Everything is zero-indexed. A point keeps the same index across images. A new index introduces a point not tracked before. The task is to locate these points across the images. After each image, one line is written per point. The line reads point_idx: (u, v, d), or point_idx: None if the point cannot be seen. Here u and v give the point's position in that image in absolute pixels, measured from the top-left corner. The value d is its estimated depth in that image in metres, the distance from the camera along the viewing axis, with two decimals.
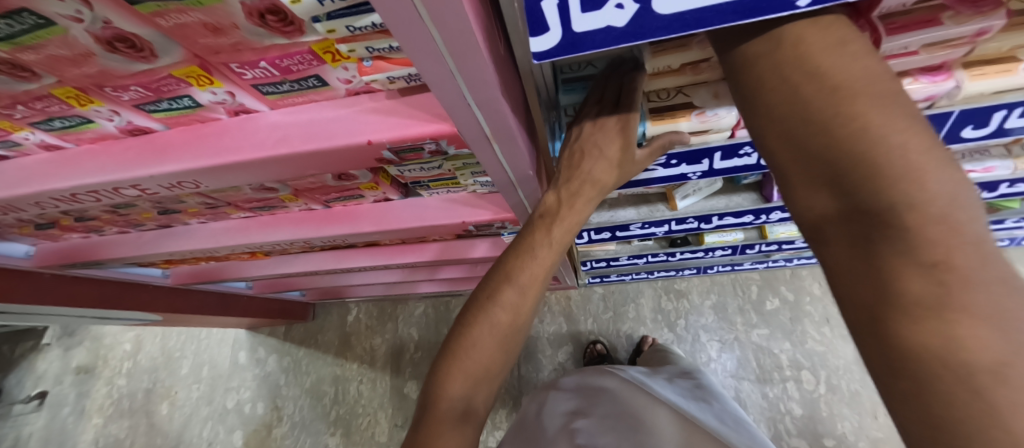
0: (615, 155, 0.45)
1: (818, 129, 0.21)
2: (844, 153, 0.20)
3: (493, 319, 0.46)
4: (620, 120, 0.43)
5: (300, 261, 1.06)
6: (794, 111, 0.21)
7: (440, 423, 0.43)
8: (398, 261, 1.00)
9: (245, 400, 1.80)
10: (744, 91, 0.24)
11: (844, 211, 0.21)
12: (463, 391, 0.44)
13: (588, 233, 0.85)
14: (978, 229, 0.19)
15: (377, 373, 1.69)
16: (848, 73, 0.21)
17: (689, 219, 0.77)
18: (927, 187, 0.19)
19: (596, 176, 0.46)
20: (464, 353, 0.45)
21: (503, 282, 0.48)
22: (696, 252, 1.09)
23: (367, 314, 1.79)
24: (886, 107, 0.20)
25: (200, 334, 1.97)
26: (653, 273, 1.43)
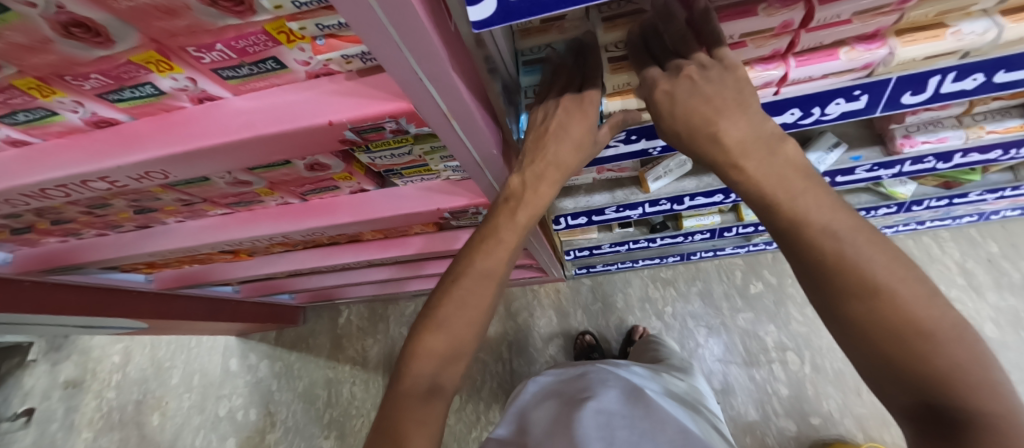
0: (578, 135, 0.46)
1: (841, 281, 0.30)
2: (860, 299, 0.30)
3: (457, 301, 0.47)
4: (580, 102, 0.45)
5: (285, 260, 1.06)
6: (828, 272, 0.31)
7: (409, 402, 0.44)
8: (381, 256, 1.00)
9: (237, 407, 1.78)
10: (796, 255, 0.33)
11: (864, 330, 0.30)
12: (431, 372, 0.45)
13: (565, 219, 0.86)
14: (937, 311, 0.29)
15: (370, 375, 1.68)
16: (838, 234, 0.31)
17: (662, 200, 0.79)
18: (905, 300, 0.29)
19: (559, 158, 0.47)
20: (430, 335, 0.46)
21: (463, 273, 0.49)
22: (676, 237, 1.11)
23: (358, 315, 1.79)
24: (869, 253, 0.30)
25: (190, 343, 1.95)
26: (638, 262, 1.45)
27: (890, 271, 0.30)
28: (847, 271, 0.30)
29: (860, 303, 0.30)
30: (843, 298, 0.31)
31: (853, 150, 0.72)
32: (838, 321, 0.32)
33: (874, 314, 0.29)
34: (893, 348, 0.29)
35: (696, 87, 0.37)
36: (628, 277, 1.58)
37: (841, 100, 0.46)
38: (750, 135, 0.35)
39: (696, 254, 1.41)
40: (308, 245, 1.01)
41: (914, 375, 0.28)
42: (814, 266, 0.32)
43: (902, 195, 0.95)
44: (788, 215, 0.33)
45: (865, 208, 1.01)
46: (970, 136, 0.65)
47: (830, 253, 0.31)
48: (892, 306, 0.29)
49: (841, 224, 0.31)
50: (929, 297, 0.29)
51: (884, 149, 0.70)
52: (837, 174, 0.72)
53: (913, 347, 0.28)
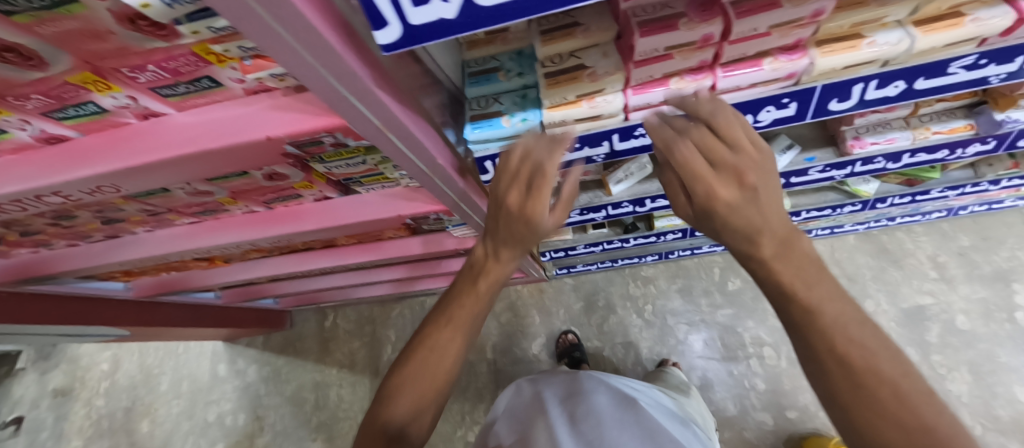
0: (528, 225, 0.44)
1: (853, 376, 0.33)
2: (868, 392, 0.33)
3: (426, 357, 0.50)
4: (533, 202, 0.41)
5: (261, 266, 1.07)
6: (842, 366, 0.34)
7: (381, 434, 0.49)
8: (357, 261, 1.01)
9: (225, 412, 1.77)
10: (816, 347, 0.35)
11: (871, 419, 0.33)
12: (405, 412, 0.49)
13: None
14: (925, 403, 0.33)
15: (357, 377, 1.68)
16: (844, 328, 0.34)
17: (623, 202, 0.80)
18: (901, 393, 0.33)
19: (507, 240, 0.47)
20: (406, 377, 0.50)
21: (435, 327, 0.52)
22: (648, 237, 1.12)
23: (345, 318, 1.77)
24: (872, 348, 0.34)
25: (178, 349, 1.93)
26: (617, 261, 1.47)
27: (891, 368, 0.33)
28: (856, 365, 0.33)
29: (868, 397, 0.33)
30: (848, 390, 0.34)
31: (807, 151, 0.73)
32: (841, 409, 0.35)
33: (881, 410, 0.33)
34: (898, 444, 0.32)
35: (751, 194, 0.34)
36: (609, 276, 1.59)
37: (771, 108, 0.47)
38: (776, 228, 0.36)
39: (673, 253, 1.43)
40: (283, 251, 1.02)
41: None
42: (822, 351, 0.35)
43: (866, 193, 0.97)
44: (812, 312, 0.35)
45: (830, 207, 1.03)
46: (917, 136, 0.67)
47: (839, 349, 0.34)
48: (894, 404, 0.33)
49: (852, 322, 0.35)
50: (919, 389, 0.33)
51: (837, 150, 0.72)
52: (789, 175, 0.74)
53: (908, 426, 0.32)
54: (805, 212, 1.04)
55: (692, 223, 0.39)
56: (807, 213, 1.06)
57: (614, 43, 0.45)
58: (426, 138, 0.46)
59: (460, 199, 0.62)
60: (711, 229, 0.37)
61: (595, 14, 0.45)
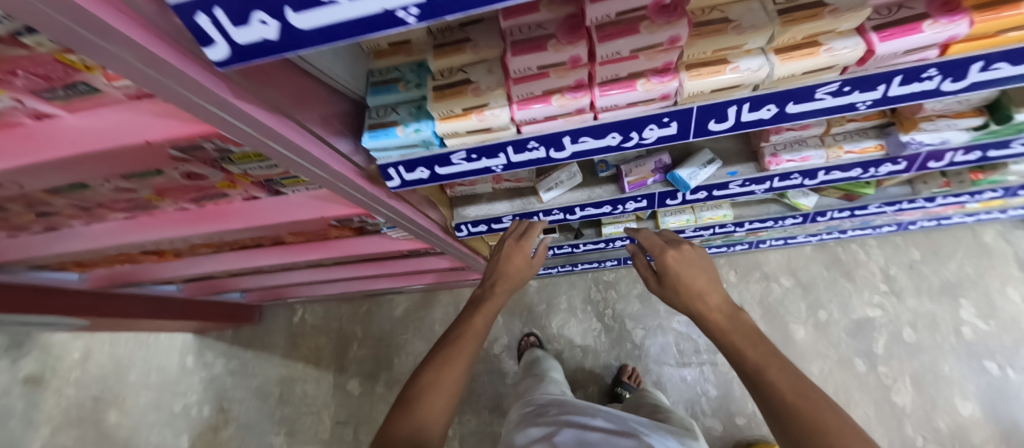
0: (519, 261, 0.78)
1: (774, 389, 0.50)
2: (783, 399, 0.49)
3: (436, 365, 0.64)
4: (525, 240, 0.79)
5: (214, 260, 1.09)
6: (766, 383, 0.51)
7: (437, 395, 0.61)
8: (305, 258, 1.03)
9: (192, 404, 1.77)
10: (763, 377, 0.51)
11: (786, 420, 0.48)
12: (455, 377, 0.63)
13: (466, 226, 0.87)
14: (825, 405, 0.48)
15: (321, 373, 1.68)
16: (766, 361, 0.53)
17: (553, 209, 0.81)
18: (805, 395, 0.48)
19: (511, 270, 0.77)
20: (459, 352, 0.66)
21: (447, 343, 0.68)
22: (598, 243, 1.13)
23: (312, 314, 1.78)
24: (786, 373, 0.51)
25: (149, 340, 1.91)
26: (577, 266, 1.48)
27: (796, 390, 0.49)
28: (774, 382, 0.50)
29: (791, 406, 0.48)
30: (775, 406, 0.49)
31: (730, 166, 0.75)
32: (779, 422, 0.49)
33: (797, 412, 0.47)
34: (806, 431, 0.46)
35: (688, 263, 0.66)
36: (572, 280, 1.60)
37: (654, 126, 0.49)
38: (706, 288, 0.63)
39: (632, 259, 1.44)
40: (232, 246, 1.02)
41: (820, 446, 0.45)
42: (761, 380, 0.52)
43: (805, 206, 0.99)
44: (741, 353, 0.55)
45: (774, 219, 1.04)
46: (830, 155, 0.69)
47: (762, 377, 0.52)
48: (806, 412, 0.47)
49: (775, 358, 0.53)
50: (824, 400, 0.48)
51: (757, 165, 0.74)
52: (712, 188, 0.75)
53: (814, 421, 0.46)
54: (750, 223, 1.06)
55: (658, 289, 0.69)
56: (753, 224, 1.07)
57: (501, 60, 0.47)
58: (308, 142, 0.47)
59: (366, 200, 0.62)
60: (666, 290, 0.67)
61: (485, 30, 0.47)
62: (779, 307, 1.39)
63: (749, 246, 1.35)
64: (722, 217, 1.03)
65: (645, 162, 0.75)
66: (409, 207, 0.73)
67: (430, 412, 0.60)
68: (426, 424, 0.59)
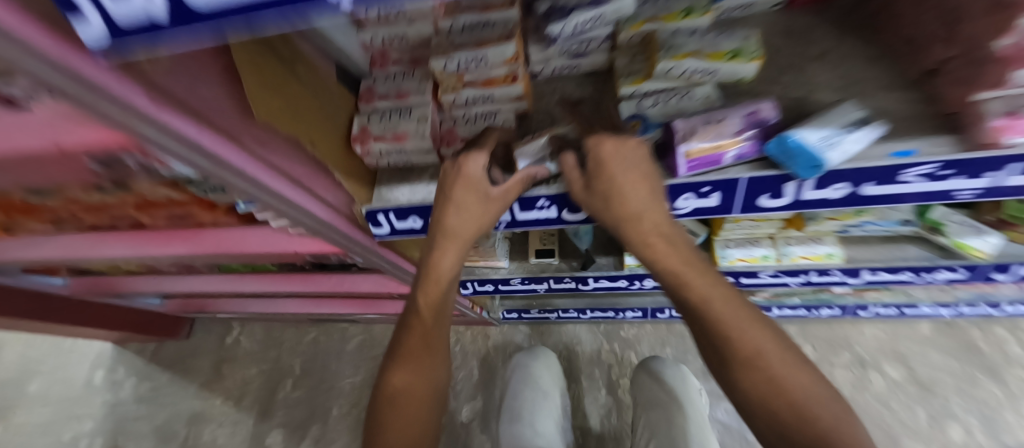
0: (473, 204, 0.40)
1: (728, 338, 0.40)
2: (735, 348, 0.40)
3: (404, 367, 0.47)
4: (461, 172, 0.39)
5: (50, 243, 0.73)
6: (714, 328, 0.41)
7: (419, 401, 0.46)
8: (162, 253, 0.66)
9: (83, 434, 1.40)
10: (711, 320, 0.41)
11: (746, 370, 0.40)
12: (430, 374, 0.47)
13: (387, 217, 0.48)
14: (778, 347, 0.41)
15: (241, 415, 1.31)
16: (713, 298, 0.41)
17: (541, 200, 0.43)
18: (755, 340, 0.41)
19: (463, 229, 0.42)
20: (420, 349, 0.47)
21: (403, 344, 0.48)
22: (615, 281, 0.74)
23: (249, 337, 1.42)
24: (738, 309, 0.41)
25: (62, 344, 1.55)
26: (587, 314, 1.07)
27: (750, 329, 0.41)
28: (727, 330, 0.40)
29: (743, 353, 0.40)
30: (735, 359, 0.41)
31: (898, 141, 0.36)
32: (726, 368, 0.42)
33: (747, 360, 0.40)
34: (771, 385, 0.40)
35: (637, 165, 0.37)
36: (574, 331, 1.19)
37: None
38: (650, 195, 0.39)
39: (662, 313, 1.03)
40: (62, 221, 0.68)
41: (788, 400, 0.39)
42: (712, 322, 0.41)
43: (980, 252, 0.57)
44: (694, 286, 0.42)
45: (915, 272, 0.62)
46: None
47: (714, 318, 0.41)
48: (761, 356, 0.40)
49: (727, 304, 0.41)
50: (769, 333, 0.42)
51: (963, 139, 0.34)
52: (871, 178, 0.36)
53: (770, 366, 0.40)
54: (871, 274, 0.64)
55: (585, 202, 0.39)
56: (874, 279, 0.65)
57: None
58: None
59: (139, 135, 0.26)
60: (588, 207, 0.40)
61: None
62: (880, 408, 0.94)
63: (839, 313, 0.92)
64: (824, 257, 0.65)
65: (726, 115, 0.38)
66: (266, 168, 0.38)
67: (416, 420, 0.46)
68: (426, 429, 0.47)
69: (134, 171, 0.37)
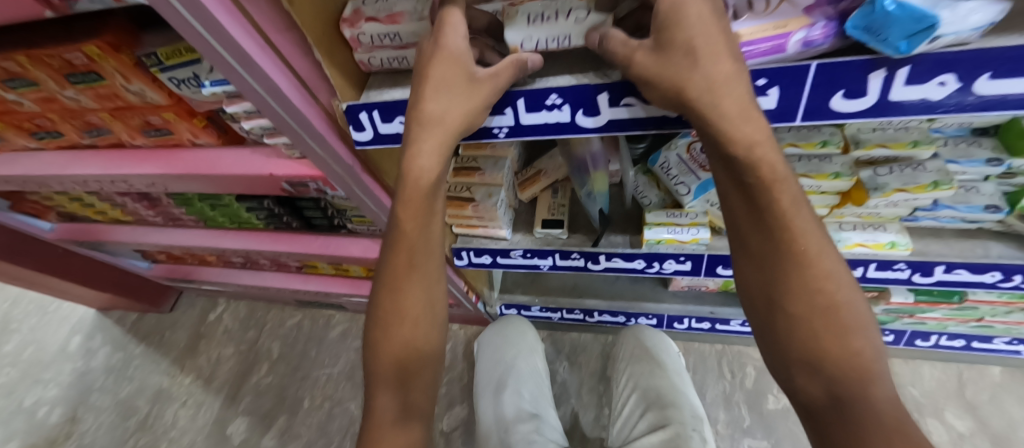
0: (461, 86, 0.33)
1: (795, 261, 0.30)
2: (800, 277, 0.30)
3: (390, 291, 0.38)
4: (442, 40, 0.32)
5: (27, 160, 0.68)
6: (781, 243, 0.30)
7: (413, 328, 0.38)
8: (132, 173, 0.60)
9: (44, 401, 1.30)
10: (779, 231, 0.30)
11: (809, 308, 0.30)
12: (422, 299, 0.39)
13: (370, 117, 0.41)
14: (850, 296, 0.30)
15: (207, 397, 1.21)
16: (793, 204, 0.29)
17: (551, 96, 0.35)
18: (831, 278, 0.30)
19: (452, 112, 0.33)
20: (406, 267, 0.38)
21: (392, 266, 0.38)
22: (630, 261, 0.64)
23: (232, 315, 1.34)
24: (818, 231, 0.30)
25: (46, 305, 1.49)
26: (594, 317, 0.96)
27: (825, 258, 0.30)
28: (798, 250, 0.30)
29: (810, 288, 0.30)
30: (793, 287, 0.30)
31: None
32: (777, 298, 0.31)
33: (808, 296, 0.30)
34: (827, 336, 0.29)
35: (718, 16, 0.26)
36: (578, 339, 1.06)
37: None
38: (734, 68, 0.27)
39: (679, 323, 0.91)
40: (43, 130, 0.64)
41: (846, 360, 0.29)
42: (781, 234, 0.30)
43: None
44: (771, 191, 0.29)
45: (1007, 273, 0.51)
46: None
47: (790, 230, 0.29)
48: (828, 294, 0.30)
49: (807, 214, 0.30)
50: (845, 276, 0.31)
51: None
52: (995, 65, 0.26)
53: (834, 312, 0.29)
54: (945, 272, 0.53)
55: (655, 72, 0.28)
56: (946, 279, 0.54)
57: None
58: None
59: None
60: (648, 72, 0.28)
61: None
62: None
63: (890, 340, 0.79)
64: (885, 247, 0.54)
65: None
66: (226, 2, 0.30)
67: (411, 347, 0.38)
68: (420, 360, 0.39)
69: (82, 7, 0.33)
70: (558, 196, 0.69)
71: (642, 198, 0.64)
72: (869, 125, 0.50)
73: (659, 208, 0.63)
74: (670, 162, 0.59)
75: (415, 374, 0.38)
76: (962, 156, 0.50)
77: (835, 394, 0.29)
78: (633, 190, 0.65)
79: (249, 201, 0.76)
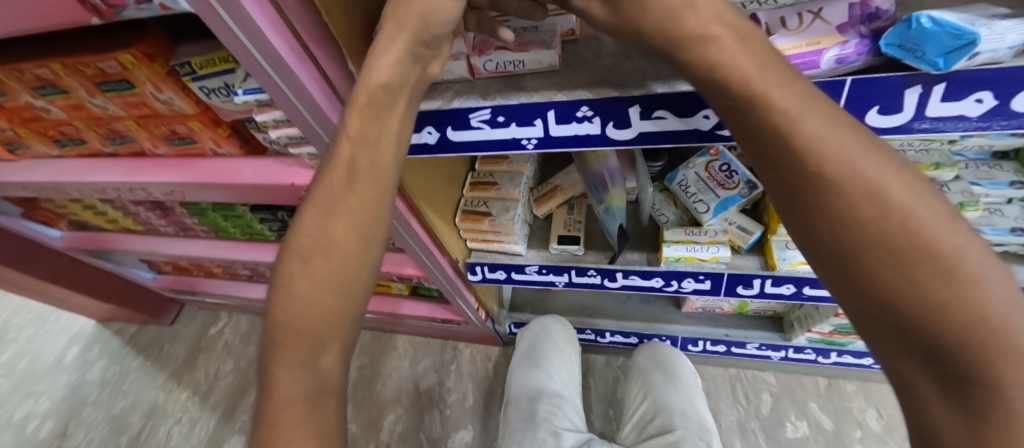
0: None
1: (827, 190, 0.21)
2: (844, 210, 0.21)
3: (319, 214, 0.28)
4: None
5: (47, 168, 0.69)
6: (805, 169, 0.22)
7: (345, 263, 0.28)
8: (152, 181, 0.61)
9: (34, 415, 1.27)
10: (799, 152, 0.22)
11: (865, 254, 0.21)
12: (364, 230, 0.29)
13: None
14: (943, 231, 0.20)
15: (203, 413, 1.18)
16: (811, 118, 0.22)
17: (582, 108, 0.35)
18: (896, 203, 0.20)
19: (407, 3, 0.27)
20: (349, 181, 0.28)
21: (327, 178, 0.29)
22: (648, 279, 0.63)
23: (234, 329, 1.32)
24: (862, 145, 0.22)
25: (46, 316, 1.47)
26: (606, 338, 0.94)
27: (882, 177, 0.21)
28: (825, 174, 0.21)
29: (862, 224, 0.21)
30: (835, 224, 0.21)
31: None
32: (829, 241, 0.22)
33: (858, 236, 0.21)
34: (900, 292, 0.20)
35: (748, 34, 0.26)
36: (588, 360, 1.03)
37: None
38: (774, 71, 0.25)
39: (693, 345, 0.89)
40: (66, 138, 0.64)
41: (941, 325, 0.19)
42: (801, 158, 0.22)
43: None
44: (799, 114, 0.22)
45: None
46: None
47: (811, 147, 0.22)
48: (901, 225, 0.20)
49: (833, 124, 0.22)
50: (928, 199, 0.20)
51: None
52: None
53: (914, 253, 0.20)
54: None
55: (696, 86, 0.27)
56: None
57: None
58: None
59: None
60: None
61: None
62: None
63: None
64: None
65: (823, 5, 0.31)
66: (270, 12, 0.31)
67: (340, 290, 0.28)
68: (341, 311, 0.29)
69: (128, 14, 0.33)
70: (574, 212, 0.69)
71: (659, 216, 0.64)
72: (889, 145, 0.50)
73: (678, 225, 0.62)
74: (688, 180, 0.60)
75: (332, 337, 0.28)
76: (984, 179, 0.50)
77: (934, 374, 0.20)
78: (650, 208, 0.65)
79: (263, 212, 0.76)
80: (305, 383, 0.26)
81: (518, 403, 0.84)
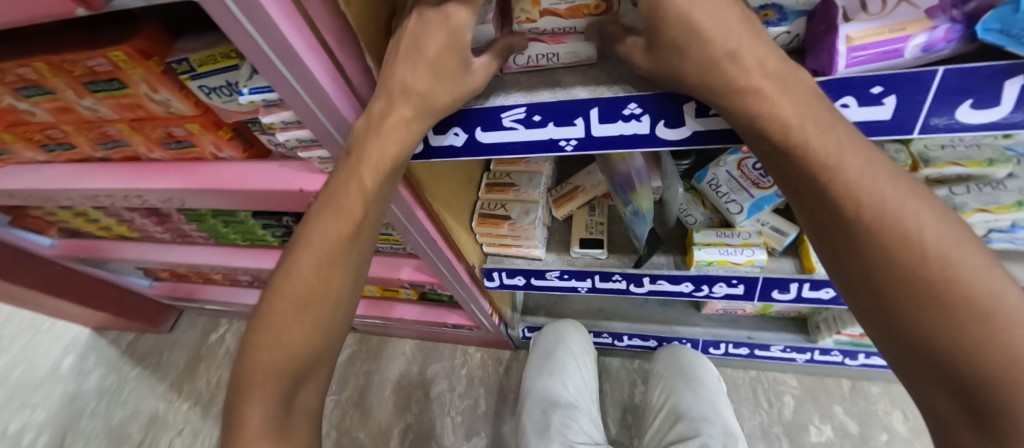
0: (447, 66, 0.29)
1: (879, 247, 0.25)
2: (896, 262, 0.25)
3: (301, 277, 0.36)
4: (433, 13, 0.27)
5: (34, 174, 0.64)
6: (858, 229, 0.26)
7: (318, 315, 0.37)
8: (147, 186, 0.56)
9: (29, 427, 1.22)
10: (851, 214, 0.26)
11: (904, 302, 0.25)
12: (338, 289, 0.37)
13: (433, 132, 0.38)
14: (982, 281, 0.24)
15: (205, 424, 1.15)
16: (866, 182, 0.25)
17: (630, 105, 0.31)
18: (939, 262, 0.24)
19: (417, 90, 0.29)
20: (330, 251, 0.35)
21: (312, 247, 0.36)
22: (676, 284, 0.60)
23: (235, 336, 1.28)
24: (912, 205, 0.25)
25: (38, 324, 1.42)
26: (624, 341, 0.91)
27: (930, 236, 0.25)
28: (877, 232, 0.25)
29: (906, 280, 0.25)
30: (884, 277, 0.26)
31: None
32: (873, 290, 0.27)
33: (902, 289, 0.25)
34: (938, 336, 0.24)
35: None
36: (603, 364, 1.00)
37: None
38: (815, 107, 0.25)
39: (715, 348, 0.86)
40: (54, 142, 0.60)
41: (969, 367, 0.24)
42: (854, 218, 0.26)
43: None
44: (844, 172, 0.25)
45: None
46: None
47: (869, 207, 0.25)
48: (946, 278, 0.24)
49: (889, 187, 0.25)
50: (967, 252, 0.24)
51: None
52: None
53: (951, 305, 0.24)
54: None
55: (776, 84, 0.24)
56: None
57: None
58: None
59: None
60: (748, 101, 0.25)
61: None
62: None
63: None
64: None
65: None
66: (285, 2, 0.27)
67: (305, 337, 0.37)
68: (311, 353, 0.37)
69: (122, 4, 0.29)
70: (595, 214, 0.65)
71: (687, 217, 0.62)
72: (937, 141, 0.46)
73: (707, 226, 0.60)
74: (719, 179, 0.55)
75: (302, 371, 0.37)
76: None
77: (963, 401, 0.25)
78: (677, 210, 0.62)
79: (265, 217, 0.72)
80: (273, 412, 0.36)
81: (534, 412, 0.81)
